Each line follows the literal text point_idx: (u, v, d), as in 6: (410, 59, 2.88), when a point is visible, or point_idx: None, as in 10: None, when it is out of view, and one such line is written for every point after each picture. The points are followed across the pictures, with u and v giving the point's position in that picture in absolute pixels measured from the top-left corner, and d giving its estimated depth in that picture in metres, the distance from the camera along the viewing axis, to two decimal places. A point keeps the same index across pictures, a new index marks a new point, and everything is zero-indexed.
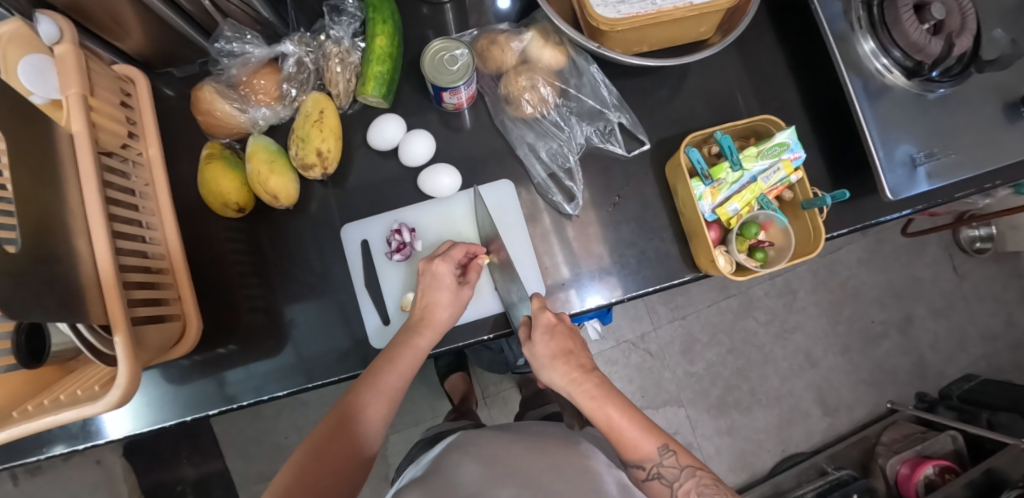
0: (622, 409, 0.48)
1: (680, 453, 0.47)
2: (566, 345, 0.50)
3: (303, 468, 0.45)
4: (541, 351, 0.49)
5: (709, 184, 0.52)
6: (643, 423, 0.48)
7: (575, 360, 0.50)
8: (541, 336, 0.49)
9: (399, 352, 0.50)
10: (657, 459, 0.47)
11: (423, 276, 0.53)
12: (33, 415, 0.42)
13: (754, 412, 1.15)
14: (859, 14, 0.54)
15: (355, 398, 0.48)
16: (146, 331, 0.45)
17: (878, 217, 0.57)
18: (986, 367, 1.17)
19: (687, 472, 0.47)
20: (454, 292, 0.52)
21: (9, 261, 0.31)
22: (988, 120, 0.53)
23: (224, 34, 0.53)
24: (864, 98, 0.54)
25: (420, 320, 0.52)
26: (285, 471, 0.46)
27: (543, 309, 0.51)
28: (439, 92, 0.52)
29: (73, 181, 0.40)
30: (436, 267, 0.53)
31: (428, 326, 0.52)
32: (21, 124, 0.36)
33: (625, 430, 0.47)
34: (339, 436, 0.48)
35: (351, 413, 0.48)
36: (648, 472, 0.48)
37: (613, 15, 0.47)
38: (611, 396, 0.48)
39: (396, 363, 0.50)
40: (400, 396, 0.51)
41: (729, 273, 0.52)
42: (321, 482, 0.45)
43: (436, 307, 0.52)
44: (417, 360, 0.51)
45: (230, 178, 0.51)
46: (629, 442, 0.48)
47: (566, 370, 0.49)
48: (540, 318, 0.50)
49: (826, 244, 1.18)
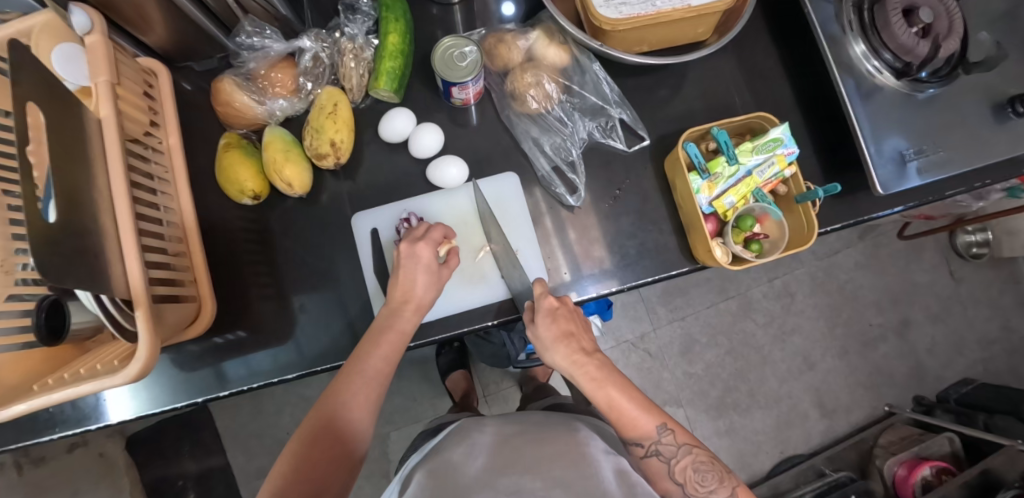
0: (622, 388, 0.49)
1: (676, 432, 0.49)
2: (568, 327, 0.51)
3: (295, 461, 0.45)
4: (544, 333, 0.51)
5: (706, 177, 0.54)
6: (642, 403, 0.49)
7: (577, 343, 0.51)
8: (543, 317, 0.51)
9: (382, 335, 0.51)
10: (655, 436, 0.49)
11: (404, 258, 0.53)
12: (54, 387, 0.43)
13: (752, 413, 1.16)
14: (850, 18, 0.57)
15: (340, 387, 0.48)
16: (165, 309, 0.47)
17: (872, 213, 0.59)
18: (984, 371, 1.18)
19: (683, 449, 0.49)
20: (433, 272, 0.53)
21: (45, 228, 0.33)
22: (976, 120, 0.56)
23: (244, 29, 0.55)
24: (856, 96, 0.56)
25: (400, 304, 0.52)
26: (279, 467, 0.45)
27: (545, 294, 0.52)
28: (449, 87, 0.55)
29: (100, 162, 0.42)
30: (419, 249, 0.53)
31: (409, 307, 0.53)
32: (56, 104, 0.38)
33: (626, 410, 0.49)
34: (329, 426, 0.47)
35: (338, 401, 0.48)
36: (647, 449, 0.49)
37: (615, 15, 0.50)
38: (610, 377, 0.49)
39: (380, 347, 0.50)
40: (389, 379, 0.51)
41: (726, 264, 0.53)
42: (316, 473, 0.45)
43: (415, 289, 0.53)
44: (401, 342, 0.52)
45: (247, 167, 0.54)
46: (628, 420, 0.49)
47: (568, 352, 0.50)
48: (541, 304, 0.52)
49: (824, 247, 1.20)
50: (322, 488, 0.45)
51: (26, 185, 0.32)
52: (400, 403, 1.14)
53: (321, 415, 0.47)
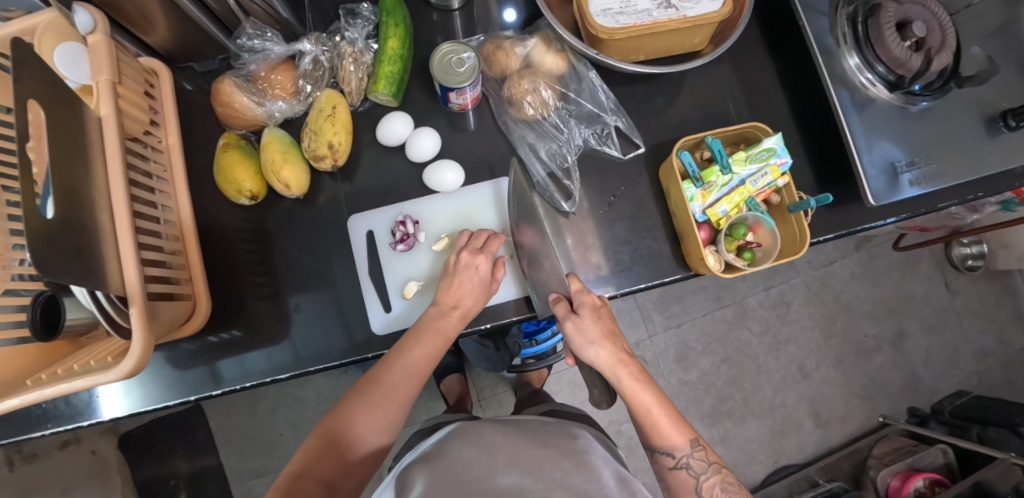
0: (658, 398, 0.50)
1: (708, 449, 0.50)
2: (610, 327, 0.52)
3: (326, 441, 0.47)
4: (591, 329, 0.51)
5: (699, 186, 0.55)
6: (674, 418, 0.50)
7: (619, 344, 0.52)
8: (591, 311, 0.52)
9: (425, 334, 0.52)
10: (688, 449, 0.49)
11: (460, 266, 0.55)
12: (46, 382, 0.43)
13: (747, 422, 1.16)
14: (844, 30, 0.57)
15: (380, 374, 0.50)
16: (160, 307, 0.48)
17: (865, 223, 0.60)
18: (979, 384, 1.19)
19: (713, 468, 0.49)
20: (486, 285, 0.55)
21: (43, 224, 0.34)
22: (968, 133, 0.56)
23: (245, 31, 0.56)
24: (849, 108, 0.57)
25: (447, 306, 0.54)
26: (309, 443, 0.47)
27: (585, 291, 0.54)
28: (447, 92, 0.55)
29: (99, 159, 0.43)
30: (479, 261, 0.55)
31: (457, 314, 0.54)
32: (58, 102, 0.39)
33: (660, 421, 0.50)
34: (361, 413, 0.48)
35: (375, 387, 0.49)
36: (677, 461, 0.49)
37: (612, 24, 0.52)
38: (648, 383, 0.50)
39: (422, 344, 0.52)
40: (425, 376, 0.53)
41: (718, 271, 0.54)
42: (344, 454, 0.47)
43: (468, 298, 0.54)
44: (443, 345, 0.53)
45: (245, 167, 0.54)
46: (661, 431, 0.50)
47: (615, 351, 0.51)
48: (580, 298, 0.53)
49: (819, 257, 1.20)
50: (344, 473, 0.46)
51: (24, 181, 0.33)
52: None
53: (352, 402, 0.49)
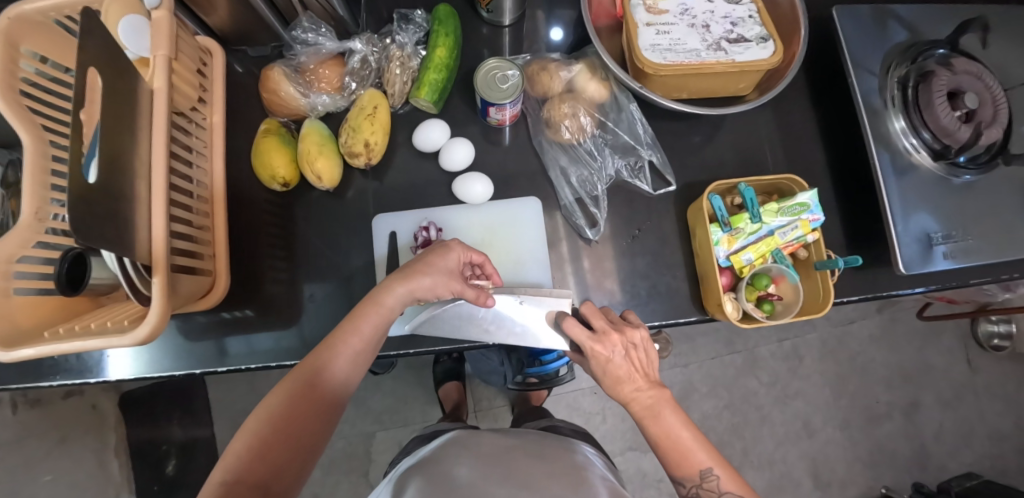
0: (678, 421, 0.49)
1: (724, 478, 0.47)
2: (636, 371, 0.50)
3: (304, 383, 0.45)
4: (608, 376, 0.50)
5: (727, 230, 0.54)
6: (695, 438, 0.48)
7: (633, 381, 0.50)
8: (597, 364, 0.50)
9: (362, 319, 0.47)
10: (698, 480, 0.47)
11: (439, 243, 0.53)
12: (65, 337, 0.44)
13: (744, 473, 1.12)
14: (893, 93, 0.57)
15: (345, 338, 0.46)
16: (181, 280, 0.49)
17: (891, 290, 0.58)
18: (991, 468, 1.14)
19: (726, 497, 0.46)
20: (451, 276, 0.50)
21: (84, 186, 0.35)
22: (1009, 212, 0.55)
23: (302, 24, 0.58)
24: (891, 172, 0.56)
25: (405, 271, 0.49)
26: (285, 383, 0.45)
27: (592, 345, 0.49)
28: (487, 106, 0.56)
29: (145, 129, 0.44)
30: (453, 244, 0.52)
31: (405, 283, 0.48)
32: (117, 72, 0.40)
33: (674, 445, 0.48)
34: (335, 367, 0.46)
35: (348, 342, 0.46)
36: (688, 489, 0.48)
37: (660, 60, 0.52)
38: (663, 409, 0.49)
39: (360, 326, 0.47)
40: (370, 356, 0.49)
41: (735, 319, 0.53)
42: (323, 410, 0.45)
43: (423, 274, 0.49)
44: (382, 321, 0.48)
45: (282, 153, 0.56)
46: (679, 454, 0.48)
47: (629, 391, 0.50)
48: (587, 347, 0.50)
49: (838, 315, 1.18)
50: (279, 471, 0.42)
51: (74, 140, 0.34)
52: (391, 404, 1.14)
53: (291, 386, 0.44)
